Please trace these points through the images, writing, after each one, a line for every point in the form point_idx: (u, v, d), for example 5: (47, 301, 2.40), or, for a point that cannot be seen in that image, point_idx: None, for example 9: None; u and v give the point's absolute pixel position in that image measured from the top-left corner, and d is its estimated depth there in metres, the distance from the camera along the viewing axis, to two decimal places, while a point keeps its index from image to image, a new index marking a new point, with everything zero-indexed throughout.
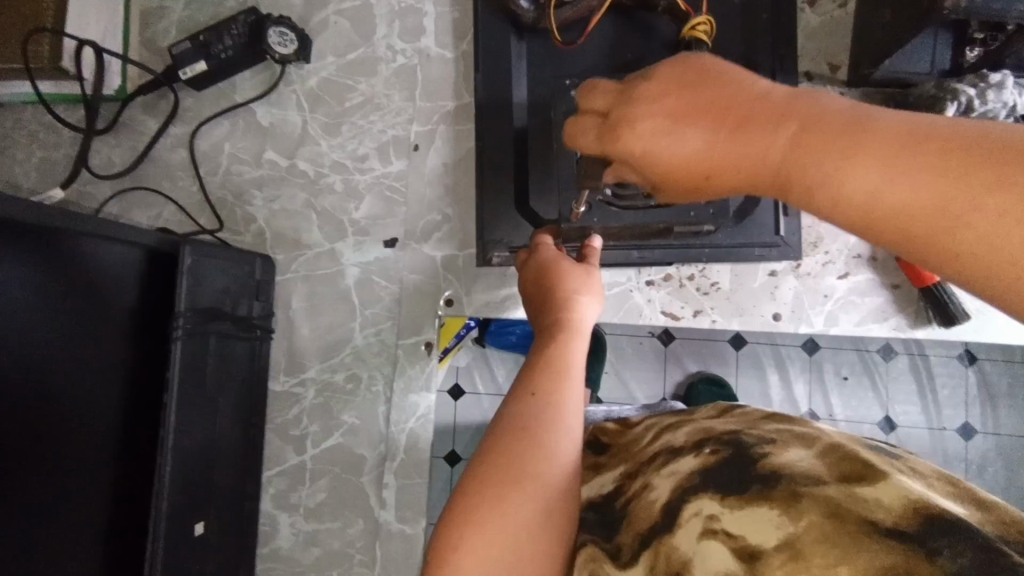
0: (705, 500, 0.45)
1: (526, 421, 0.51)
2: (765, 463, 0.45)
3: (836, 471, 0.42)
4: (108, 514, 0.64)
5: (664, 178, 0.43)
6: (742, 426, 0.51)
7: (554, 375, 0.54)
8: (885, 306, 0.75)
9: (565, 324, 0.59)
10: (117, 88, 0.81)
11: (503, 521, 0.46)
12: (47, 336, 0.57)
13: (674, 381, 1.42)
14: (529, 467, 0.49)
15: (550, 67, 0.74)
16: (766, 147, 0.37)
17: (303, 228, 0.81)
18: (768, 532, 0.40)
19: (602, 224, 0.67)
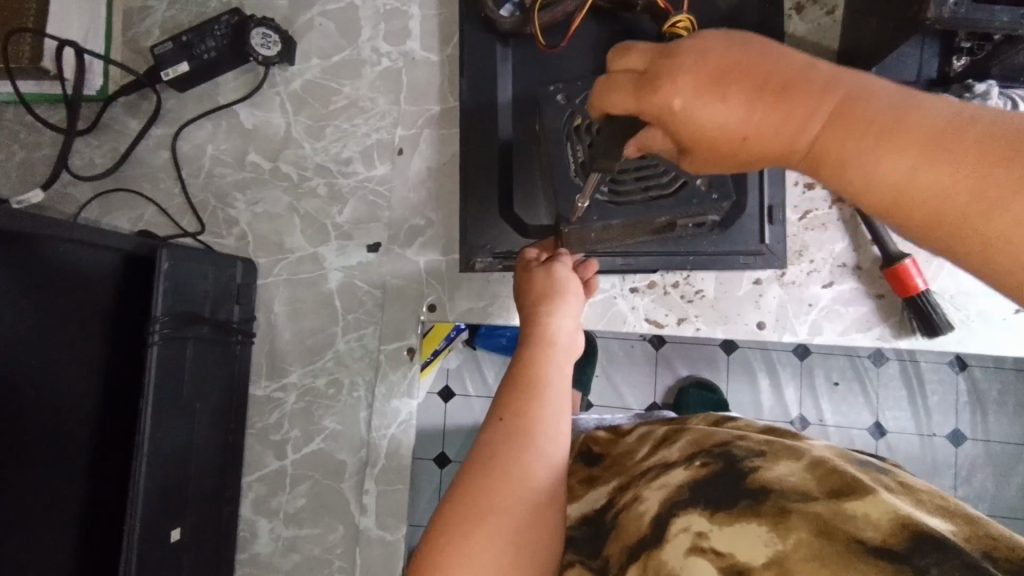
0: (693, 515, 0.46)
1: (494, 447, 0.53)
2: (753, 478, 0.46)
3: (825, 488, 0.43)
4: (83, 520, 0.63)
5: (692, 145, 0.40)
6: (733, 437, 0.52)
7: (523, 397, 0.55)
8: (869, 315, 0.75)
9: (540, 340, 0.60)
10: (99, 88, 0.81)
11: (479, 544, 0.48)
12: (17, 342, 0.57)
13: (664, 385, 1.42)
14: (502, 500, 0.50)
15: (534, 72, 0.74)
16: (808, 122, 0.37)
17: (286, 231, 0.81)
18: (758, 548, 0.42)
19: (604, 224, 0.61)
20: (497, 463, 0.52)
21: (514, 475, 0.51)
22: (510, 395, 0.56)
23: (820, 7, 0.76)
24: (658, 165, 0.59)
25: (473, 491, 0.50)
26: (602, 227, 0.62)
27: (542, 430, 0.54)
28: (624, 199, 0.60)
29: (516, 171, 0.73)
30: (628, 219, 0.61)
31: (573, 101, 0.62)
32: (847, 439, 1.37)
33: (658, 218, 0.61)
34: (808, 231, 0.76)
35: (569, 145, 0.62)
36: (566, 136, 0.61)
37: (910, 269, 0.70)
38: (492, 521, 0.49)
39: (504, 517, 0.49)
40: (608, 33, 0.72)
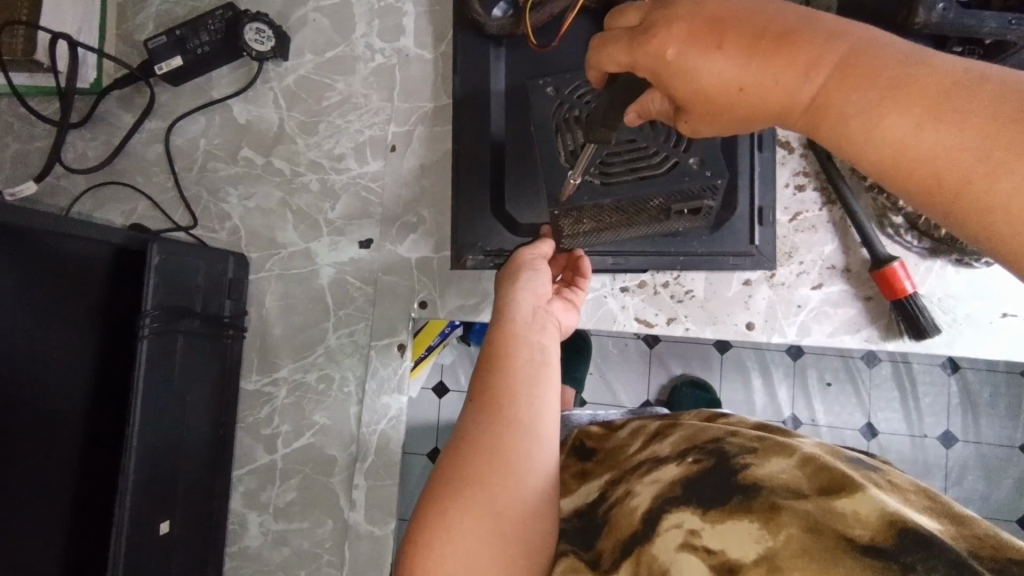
0: (684, 511, 0.47)
1: (462, 431, 0.55)
2: (745, 475, 0.47)
3: (816, 485, 0.44)
4: (71, 513, 0.64)
5: (690, 100, 0.43)
6: (725, 434, 0.53)
7: (493, 378, 0.56)
8: (858, 317, 0.75)
9: (517, 320, 0.60)
10: (93, 81, 0.81)
11: (449, 522, 0.50)
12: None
13: (658, 383, 1.43)
14: (474, 474, 0.52)
15: (527, 71, 0.74)
16: (805, 78, 0.39)
17: (278, 227, 0.81)
18: (748, 545, 0.42)
19: (595, 201, 0.58)
20: (484, 426, 0.54)
21: (496, 442, 0.53)
22: (491, 369, 0.57)
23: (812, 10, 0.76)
24: (647, 148, 0.59)
25: (456, 461, 0.53)
26: (592, 214, 0.62)
27: (527, 398, 0.55)
28: (614, 180, 0.59)
29: (506, 169, 0.73)
30: (619, 200, 0.59)
31: (562, 92, 0.63)
32: (839, 439, 1.38)
33: (650, 200, 0.59)
34: (798, 232, 0.77)
35: (558, 136, 0.62)
36: (555, 129, 0.63)
37: (898, 272, 0.70)
38: (470, 493, 0.51)
39: (477, 489, 0.51)
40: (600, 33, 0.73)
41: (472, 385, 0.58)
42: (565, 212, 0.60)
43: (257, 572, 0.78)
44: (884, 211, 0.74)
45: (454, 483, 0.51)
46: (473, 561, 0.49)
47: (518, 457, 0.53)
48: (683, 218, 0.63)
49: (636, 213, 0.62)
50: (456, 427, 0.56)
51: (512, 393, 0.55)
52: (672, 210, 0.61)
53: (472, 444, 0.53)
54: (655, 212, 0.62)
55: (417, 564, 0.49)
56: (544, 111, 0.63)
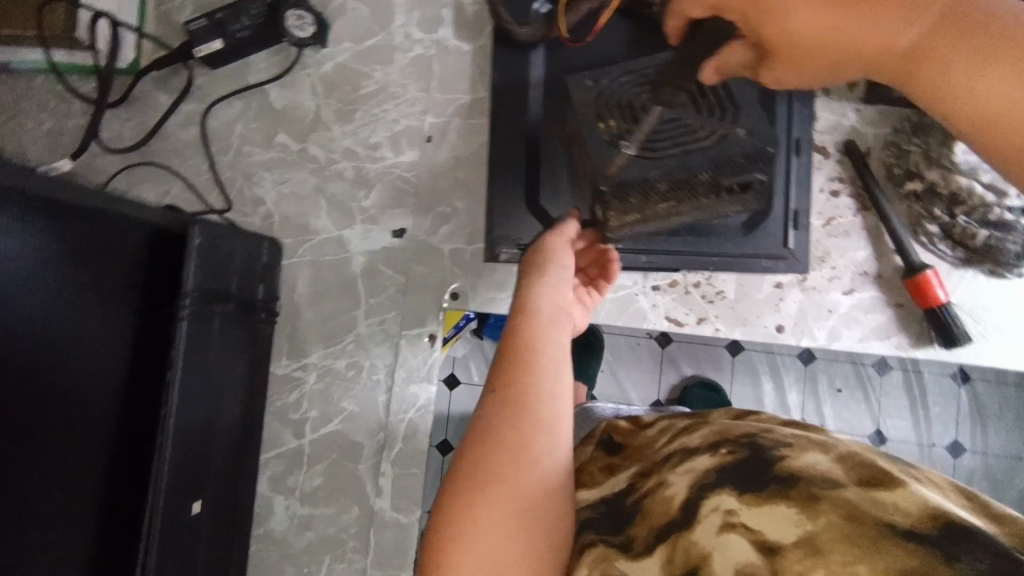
0: (723, 494, 0.47)
1: (487, 424, 0.55)
2: (782, 466, 0.47)
3: (854, 476, 0.44)
4: (104, 493, 0.64)
5: (775, 44, 0.48)
6: (758, 429, 0.52)
7: (517, 371, 0.57)
8: (888, 324, 0.75)
9: (537, 315, 0.60)
10: (130, 62, 0.81)
11: (481, 520, 0.50)
12: (50, 311, 0.57)
13: (668, 383, 1.43)
14: (501, 470, 0.52)
15: (568, 68, 0.74)
16: (899, 28, 0.43)
17: (312, 213, 0.81)
18: (788, 529, 0.43)
19: (643, 174, 0.58)
20: (506, 418, 0.54)
21: (522, 437, 0.53)
22: (513, 362, 0.57)
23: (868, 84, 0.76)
24: (691, 125, 0.59)
25: (483, 452, 0.53)
26: (638, 200, 0.60)
27: (551, 390, 0.56)
28: (659, 153, 0.59)
29: (543, 165, 0.73)
30: (669, 172, 0.58)
31: (601, 84, 0.63)
32: None
33: (698, 173, 0.58)
34: (831, 237, 0.77)
35: (600, 121, 0.61)
36: (596, 113, 0.62)
37: (932, 281, 0.71)
38: (495, 485, 0.51)
39: (506, 486, 0.51)
40: (641, 32, 0.74)
41: (492, 376, 0.58)
42: (612, 188, 0.59)
43: (281, 556, 0.78)
44: (919, 219, 0.74)
45: (478, 476, 0.52)
46: (503, 553, 0.50)
47: (541, 451, 0.53)
48: (733, 198, 0.61)
49: (680, 193, 0.60)
50: (475, 418, 0.56)
51: (537, 383, 0.56)
52: (721, 187, 0.60)
53: (497, 437, 0.53)
54: (702, 193, 0.60)
55: (444, 557, 0.50)
56: (586, 104, 0.62)
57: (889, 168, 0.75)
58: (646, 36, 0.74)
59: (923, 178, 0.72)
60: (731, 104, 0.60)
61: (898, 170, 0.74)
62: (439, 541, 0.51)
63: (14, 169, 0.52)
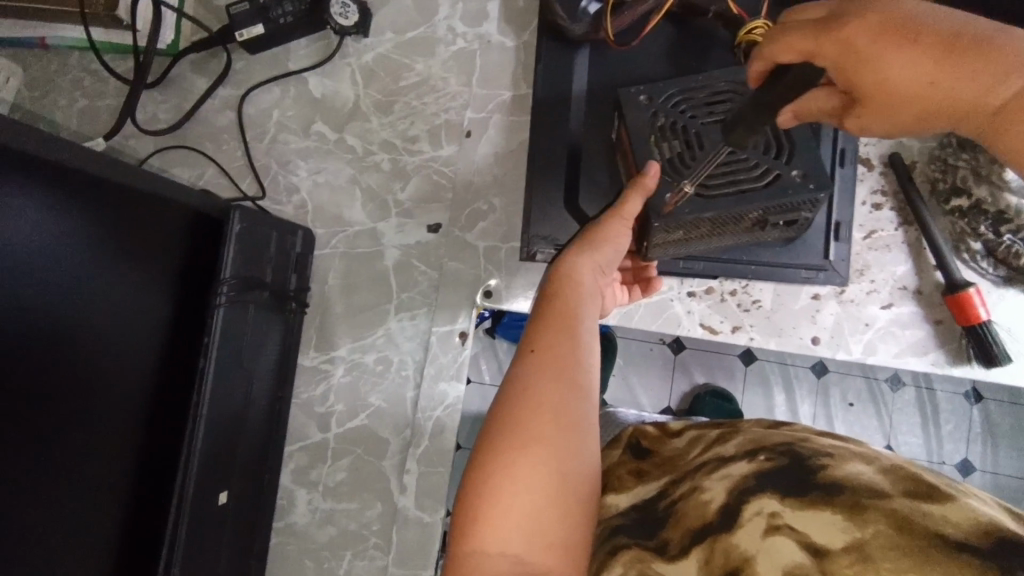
0: (765, 498, 0.46)
1: (525, 381, 0.51)
2: (825, 474, 0.45)
3: (901, 487, 0.42)
4: (134, 480, 0.63)
5: (866, 93, 0.46)
6: (795, 438, 0.51)
7: (557, 335, 0.54)
8: (926, 340, 0.75)
9: (578, 285, 0.58)
10: (170, 43, 0.80)
11: (516, 481, 0.46)
12: (97, 294, 0.57)
13: (680, 391, 1.34)
14: (541, 428, 0.48)
15: (614, 68, 0.73)
16: (997, 84, 0.41)
17: (346, 204, 0.80)
18: (836, 534, 0.41)
19: (700, 215, 0.58)
20: (554, 380, 0.51)
21: (563, 399, 0.50)
22: (553, 325, 0.54)
23: None
24: (748, 160, 0.59)
25: (522, 409, 0.49)
26: (684, 235, 0.63)
27: (589, 358, 0.54)
28: (715, 193, 0.59)
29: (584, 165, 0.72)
30: (724, 213, 0.59)
31: (656, 102, 0.63)
32: None
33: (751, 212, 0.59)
34: (871, 250, 0.76)
35: (653, 145, 0.62)
36: (650, 138, 0.62)
37: (973, 299, 0.70)
38: (535, 442, 0.48)
39: (545, 445, 0.48)
40: (690, 36, 0.73)
41: (534, 337, 0.54)
42: (665, 224, 0.59)
43: (302, 550, 0.77)
44: (962, 235, 0.73)
45: (523, 433, 0.48)
46: (538, 517, 0.46)
47: (587, 418, 0.50)
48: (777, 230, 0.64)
49: (726, 228, 0.63)
50: (509, 375, 0.53)
51: (578, 349, 0.53)
52: (768, 222, 0.62)
53: (544, 397, 0.50)
54: (746, 227, 0.63)
55: (482, 513, 0.46)
56: (640, 124, 0.62)
57: (934, 185, 0.75)
58: (696, 39, 0.73)
59: (971, 195, 0.71)
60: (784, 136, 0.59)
61: (944, 185, 0.74)
62: (469, 502, 0.47)
63: (67, 148, 0.51)
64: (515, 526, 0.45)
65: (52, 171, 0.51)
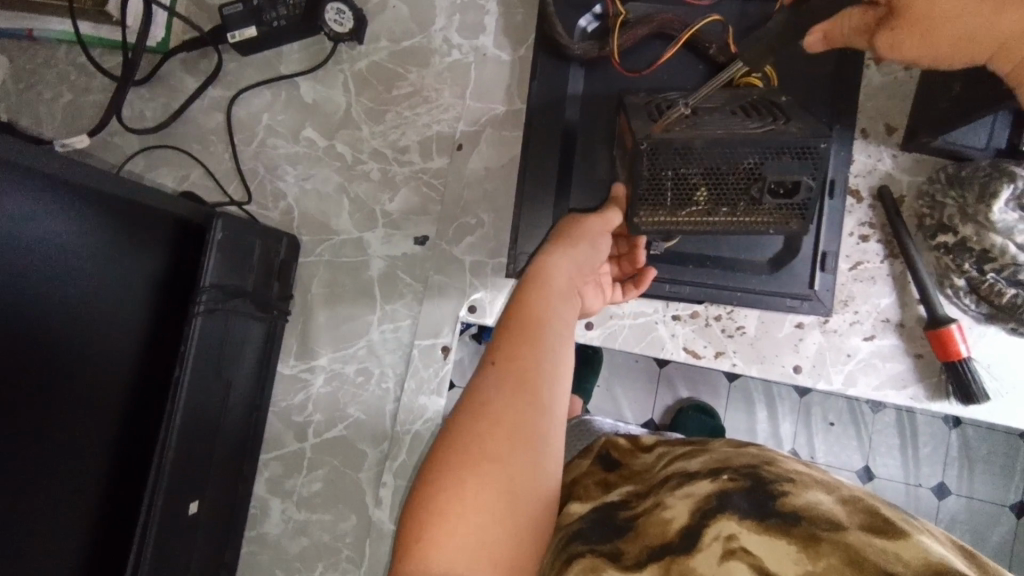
0: (724, 521, 0.45)
1: (483, 396, 0.50)
2: (784, 501, 0.45)
3: (856, 520, 0.43)
4: (106, 488, 0.62)
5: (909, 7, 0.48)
6: (760, 461, 0.51)
7: (518, 347, 0.53)
8: (906, 373, 0.75)
9: (546, 293, 0.58)
10: (160, 40, 0.79)
11: (465, 498, 0.46)
12: (75, 302, 0.56)
13: (663, 405, 1.28)
14: (494, 445, 0.48)
15: (609, 89, 0.73)
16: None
17: (334, 213, 0.80)
18: (787, 564, 0.41)
19: (688, 139, 0.56)
20: (511, 391, 0.50)
21: (520, 415, 0.49)
22: (514, 337, 0.54)
23: (885, 130, 0.77)
24: (742, 118, 0.59)
25: (475, 425, 0.49)
26: (676, 201, 0.60)
27: (552, 368, 0.53)
28: (704, 123, 0.58)
29: (572, 186, 0.72)
30: (713, 150, 0.56)
31: (654, 96, 0.67)
32: None
33: (743, 159, 0.56)
34: (856, 282, 0.76)
35: (644, 109, 0.64)
36: (644, 105, 0.64)
37: (954, 335, 0.70)
38: (487, 462, 0.47)
39: (497, 464, 0.47)
40: (686, 63, 0.73)
41: (495, 347, 0.54)
42: (651, 153, 0.58)
43: (274, 560, 0.77)
44: (946, 271, 0.73)
45: (475, 446, 0.48)
46: (488, 537, 0.45)
47: (543, 428, 0.50)
48: (775, 202, 0.58)
49: (718, 194, 0.59)
50: (469, 387, 0.52)
51: (539, 362, 0.53)
52: (762, 184, 0.57)
53: (498, 409, 0.49)
54: (739, 199, 0.59)
55: (431, 531, 0.45)
56: (637, 102, 0.66)
57: (921, 218, 0.75)
58: (692, 64, 0.73)
59: (957, 232, 0.71)
60: (781, 111, 0.60)
61: (930, 221, 0.74)
62: (420, 519, 0.46)
63: (46, 155, 0.51)
64: (464, 543, 0.45)
65: (36, 174, 0.51)
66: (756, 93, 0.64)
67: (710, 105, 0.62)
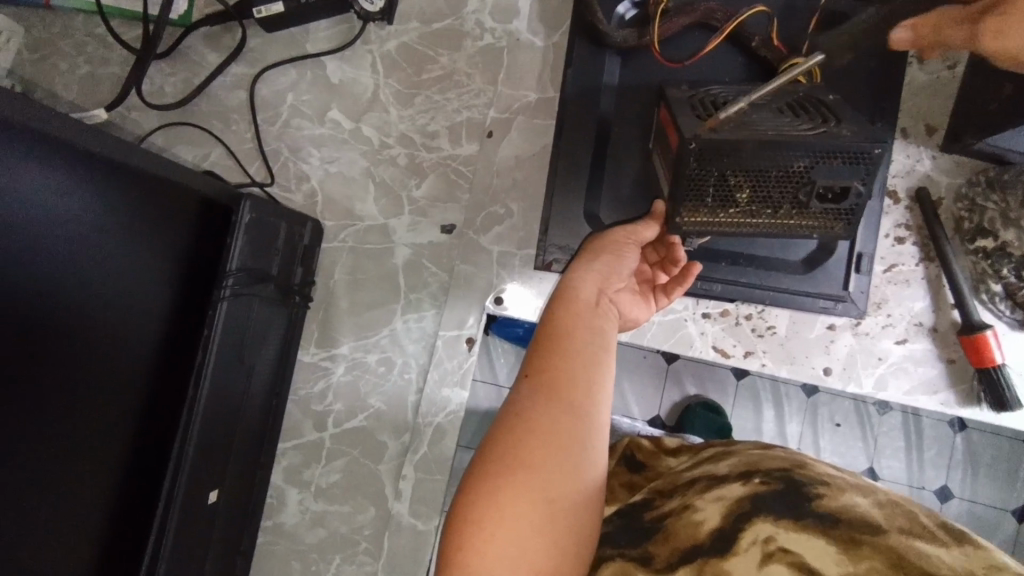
0: (759, 525, 0.44)
1: (517, 407, 0.51)
2: (820, 504, 0.44)
3: (896, 523, 0.41)
4: (126, 475, 0.60)
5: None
6: (791, 463, 0.49)
7: (550, 357, 0.54)
8: (937, 379, 0.74)
9: (578, 306, 0.57)
10: (183, 13, 0.77)
11: (502, 506, 0.45)
12: (100, 283, 0.54)
13: (670, 402, 1.26)
14: (530, 453, 0.48)
15: (648, 79, 0.71)
16: None
17: (359, 197, 0.77)
18: (829, 564, 0.40)
19: (738, 141, 0.53)
20: (546, 401, 0.51)
21: (555, 422, 0.49)
22: (548, 348, 0.54)
23: (924, 128, 0.75)
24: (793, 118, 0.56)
25: (510, 433, 0.49)
26: (718, 200, 0.57)
27: (588, 377, 0.53)
28: (755, 124, 0.55)
29: (606, 177, 0.70)
30: (763, 151, 0.53)
31: (697, 90, 0.64)
32: None
33: (793, 162, 0.54)
34: (890, 284, 0.75)
35: (690, 107, 0.60)
36: (689, 103, 0.61)
37: (989, 341, 0.69)
38: (523, 470, 0.47)
39: (534, 471, 0.47)
40: (729, 54, 0.71)
41: (530, 360, 0.54)
42: (698, 153, 0.54)
43: (290, 551, 0.75)
44: (982, 276, 0.71)
45: (511, 454, 0.48)
46: (526, 545, 0.45)
47: (580, 436, 0.49)
48: (822, 207, 0.56)
49: (762, 196, 0.56)
50: (506, 399, 0.53)
51: (574, 370, 0.53)
52: (813, 186, 0.54)
53: (531, 418, 0.49)
54: (784, 202, 0.56)
55: (470, 539, 0.45)
56: (678, 98, 0.62)
57: (960, 220, 0.73)
58: (735, 55, 0.71)
59: (997, 237, 0.69)
60: (831, 111, 0.57)
61: (969, 224, 0.72)
62: (458, 523, 0.46)
63: (81, 127, 0.49)
64: (502, 553, 0.44)
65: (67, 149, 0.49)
66: (804, 90, 0.61)
67: (757, 103, 0.59)
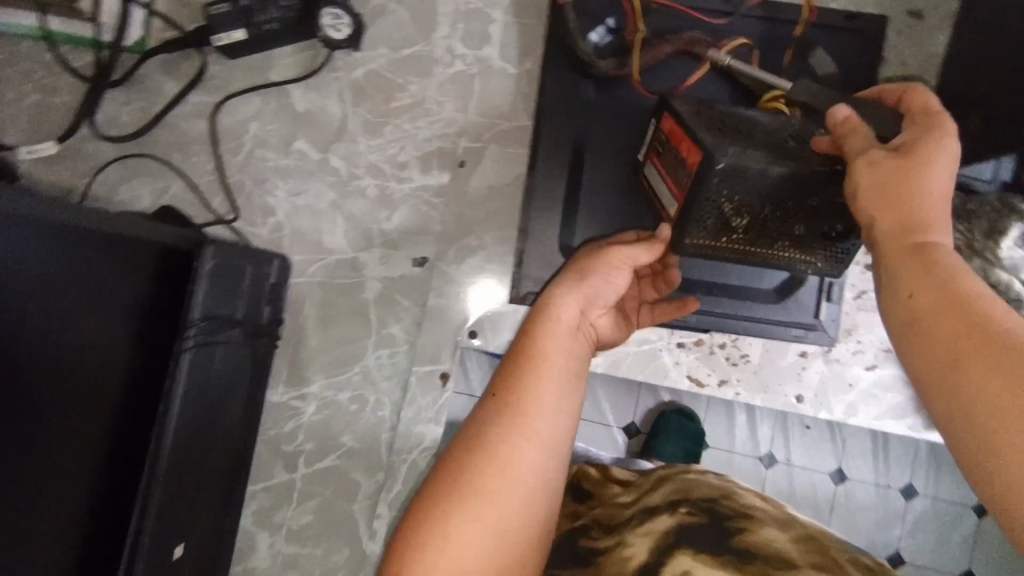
0: (680, 556, 0.46)
1: (478, 429, 0.49)
2: (739, 538, 0.46)
3: (807, 559, 0.44)
4: (96, 537, 0.58)
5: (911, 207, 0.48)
6: (717, 494, 0.52)
7: (518, 378, 0.51)
8: (904, 405, 0.75)
9: (553, 326, 0.54)
10: (137, 41, 0.74)
11: (449, 533, 0.45)
12: (60, 345, 0.53)
13: (644, 407, 1.16)
14: (484, 481, 0.47)
15: (621, 108, 0.70)
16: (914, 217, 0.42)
17: (328, 229, 0.75)
18: None
19: (767, 163, 0.49)
20: (508, 425, 0.49)
21: (515, 452, 0.48)
22: (517, 367, 0.52)
23: None
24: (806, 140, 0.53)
25: (468, 458, 0.48)
26: (717, 226, 0.55)
27: (555, 404, 0.51)
28: (775, 142, 0.51)
29: (580, 209, 0.69)
30: (785, 184, 0.50)
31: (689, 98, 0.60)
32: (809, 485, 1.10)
33: (809, 198, 0.51)
34: (861, 311, 0.76)
35: (693, 112, 0.54)
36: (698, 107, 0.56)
37: None
38: (476, 500, 0.46)
39: (486, 500, 0.46)
40: (703, 85, 0.70)
41: (497, 377, 0.52)
42: (723, 173, 0.50)
43: None
44: None
45: (466, 481, 0.47)
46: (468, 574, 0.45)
47: (538, 466, 0.48)
48: (819, 242, 0.55)
49: (762, 227, 0.55)
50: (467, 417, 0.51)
51: (541, 396, 0.50)
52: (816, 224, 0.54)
53: (489, 444, 0.48)
54: (781, 234, 0.55)
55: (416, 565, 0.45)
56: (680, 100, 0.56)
57: None
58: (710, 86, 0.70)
59: None
60: None
61: None
62: (405, 546, 0.46)
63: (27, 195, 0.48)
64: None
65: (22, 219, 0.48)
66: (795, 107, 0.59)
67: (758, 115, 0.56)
